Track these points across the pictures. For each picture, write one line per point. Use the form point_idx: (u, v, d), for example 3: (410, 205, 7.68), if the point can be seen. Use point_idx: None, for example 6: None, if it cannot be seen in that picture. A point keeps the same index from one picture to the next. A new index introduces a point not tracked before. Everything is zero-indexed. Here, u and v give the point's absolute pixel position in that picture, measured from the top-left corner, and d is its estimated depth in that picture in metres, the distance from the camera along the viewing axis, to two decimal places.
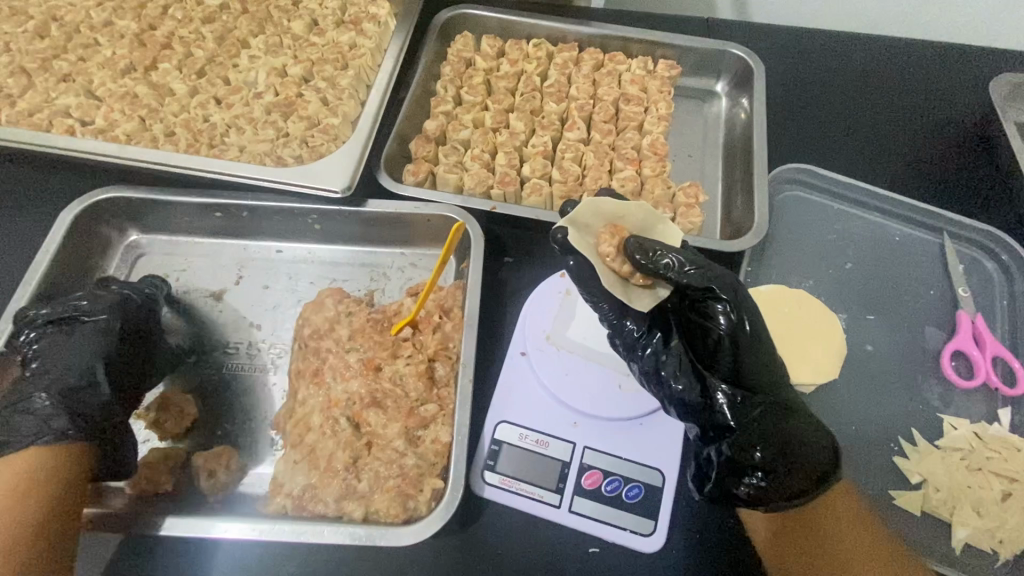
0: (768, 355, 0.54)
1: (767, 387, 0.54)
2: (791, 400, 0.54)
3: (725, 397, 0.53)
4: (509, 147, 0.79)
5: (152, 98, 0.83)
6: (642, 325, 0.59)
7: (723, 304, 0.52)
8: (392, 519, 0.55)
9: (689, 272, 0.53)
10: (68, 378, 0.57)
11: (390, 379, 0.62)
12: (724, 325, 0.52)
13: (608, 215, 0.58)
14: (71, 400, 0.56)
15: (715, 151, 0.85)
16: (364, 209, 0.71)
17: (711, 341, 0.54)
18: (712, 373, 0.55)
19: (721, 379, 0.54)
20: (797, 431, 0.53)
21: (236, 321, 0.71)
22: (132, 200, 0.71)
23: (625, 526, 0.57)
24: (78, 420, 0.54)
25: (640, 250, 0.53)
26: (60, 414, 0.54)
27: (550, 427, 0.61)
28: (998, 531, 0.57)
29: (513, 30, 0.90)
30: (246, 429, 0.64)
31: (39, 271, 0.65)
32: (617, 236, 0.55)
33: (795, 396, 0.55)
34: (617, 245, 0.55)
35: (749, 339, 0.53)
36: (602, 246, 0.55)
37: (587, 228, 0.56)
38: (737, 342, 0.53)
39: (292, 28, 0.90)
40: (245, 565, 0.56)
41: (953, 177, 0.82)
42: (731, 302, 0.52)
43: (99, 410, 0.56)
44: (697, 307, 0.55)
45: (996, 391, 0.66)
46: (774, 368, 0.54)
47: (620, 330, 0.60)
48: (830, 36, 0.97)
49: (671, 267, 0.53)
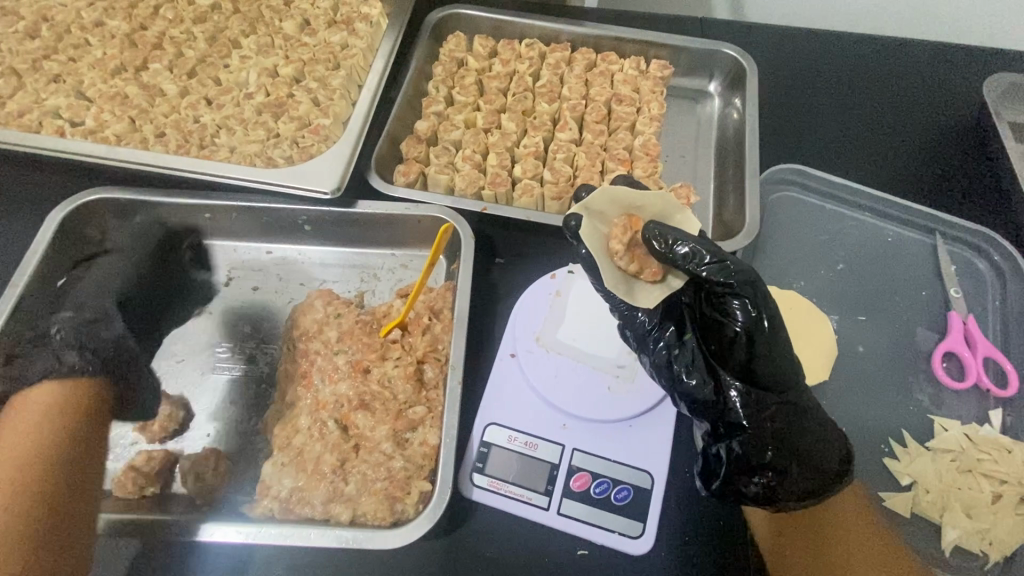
0: (786, 352, 0.54)
1: (783, 386, 0.54)
2: (805, 399, 0.55)
3: (739, 394, 0.53)
4: (501, 147, 0.79)
5: (143, 98, 0.83)
6: (654, 317, 0.59)
7: (740, 300, 0.53)
8: (379, 522, 0.54)
9: (708, 264, 0.52)
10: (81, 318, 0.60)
11: (378, 381, 0.62)
12: (741, 322, 0.53)
13: (627, 203, 0.58)
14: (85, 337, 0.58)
15: (708, 151, 0.85)
16: (353, 209, 0.70)
17: (728, 335, 0.55)
18: (726, 370, 0.55)
19: (734, 375, 0.55)
20: (810, 431, 0.54)
21: (225, 322, 0.70)
22: (122, 202, 0.71)
23: (613, 528, 0.57)
24: (88, 353, 0.57)
25: (655, 238, 0.53)
26: (75, 350, 0.56)
27: (539, 429, 0.61)
28: (988, 533, 0.57)
29: (506, 29, 0.90)
30: (236, 431, 0.63)
31: (23, 281, 0.64)
32: (629, 231, 0.55)
33: (808, 394, 0.56)
34: (629, 236, 0.55)
35: (767, 336, 0.53)
36: (614, 237, 0.55)
37: (601, 216, 0.57)
38: (754, 338, 0.53)
39: (284, 28, 0.90)
40: (232, 567, 0.56)
41: (946, 177, 0.81)
42: (750, 299, 0.52)
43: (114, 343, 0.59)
44: (714, 300, 0.56)
45: (988, 392, 0.66)
46: (790, 367, 0.54)
47: (632, 322, 0.60)
48: (824, 35, 0.96)
49: (688, 259, 0.52)
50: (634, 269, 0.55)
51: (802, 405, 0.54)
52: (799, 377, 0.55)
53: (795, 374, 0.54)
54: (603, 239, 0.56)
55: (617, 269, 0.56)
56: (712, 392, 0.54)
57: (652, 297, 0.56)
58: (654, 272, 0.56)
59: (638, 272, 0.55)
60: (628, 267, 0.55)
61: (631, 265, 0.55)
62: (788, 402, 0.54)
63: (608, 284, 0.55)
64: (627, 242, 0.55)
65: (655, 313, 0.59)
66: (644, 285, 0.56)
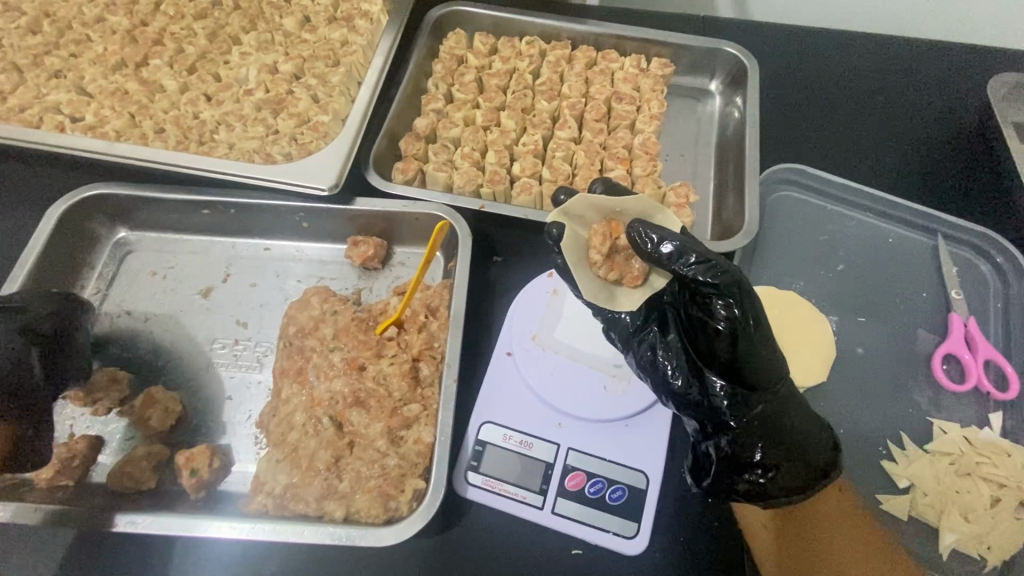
0: (773, 349, 0.52)
1: (769, 383, 0.52)
2: (791, 394, 0.54)
3: (724, 393, 0.53)
4: (500, 145, 0.79)
5: (143, 94, 0.83)
6: (637, 319, 0.59)
7: (722, 300, 0.50)
8: (373, 520, 0.55)
9: (693, 264, 0.50)
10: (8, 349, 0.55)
11: (373, 378, 0.62)
12: (723, 321, 0.50)
13: (606, 207, 0.57)
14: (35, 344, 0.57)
15: (708, 149, 0.84)
16: (351, 206, 0.71)
17: (710, 331, 0.52)
18: (711, 369, 0.54)
19: (719, 373, 0.53)
20: (795, 427, 0.53)
21: (222, 320, 0.70)
22: (123, 196, 0.71)
23: (608, 528, 0.56)
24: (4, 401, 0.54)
25: (640, 238, 0.51)
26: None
27: (534, 428, 0.61)
28: (985, 537, 0.57)
29: (507, 27, 0.90)
30: (232, 428, 0.63)
31: (17, 280, 0.65)
32: (609, 236, 0.55)
33: (795, 388, 0.55)
34: (608, 245, 0.55)
35: (751, 334, 0.50)
36: (593, 245, 0.55)
37: (582, 220, 0.57)
38: (738, 335, 0.50)
39: (284, 25, 0.90)
40: (226, 566, 0.56)
41: (949, 177, 0.81)
42: (734, 298, 0.50)
43: (10, 374, 0.55)
44: (697, 298, 0.52)
45: (988, 394, 0.65)
46: (778, 364, 0.52)
47: (617, 323, 0.60)
48: (830, 34, 0.96)
49: (671, 258, 0.50)
50: (614, 276, 0.55)
51: (787, 401, 0.54)
52: (784, 372, 0.53)
53: (780, 369, 0.52)
54: (583, 246, 0.56)
55: (597, 277, 0.56)
56: (698, 392, 0.54)
57: (634, 300, 0.56)
58: (635, 276, 0.56)
59: (618, 279, 0.56)
60: (608, 276, 0.55)
61: (611, 274, 0.55)
62: (775, 399, 0.53)
63: (588, 294, 0.55)
64: (606, 251, 0.55)
65: (639, 313, 0.59)
66: (626, 290, 0.56)
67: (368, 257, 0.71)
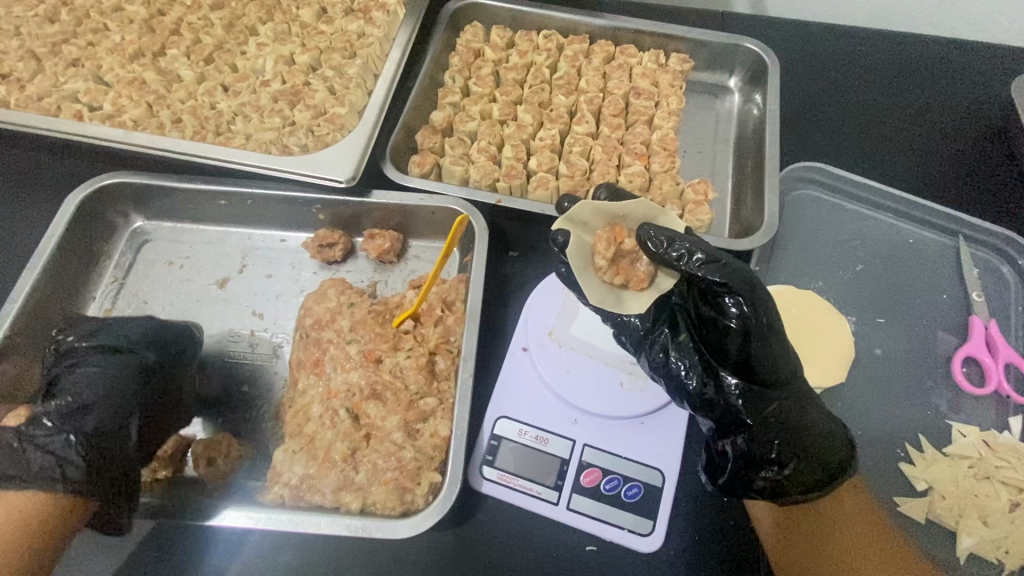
0: (785, 346, 0.52)
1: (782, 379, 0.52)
2: (805, 390, 0.54)
3: (739, 391, 0.52)
4: (516, 140, 0.79)
5: (160, 84, 0.83)
6: (646, 321, 0.58)
7: (733, 297, 0.49)
8: (390, 512, 0.55)
9: (703, 263, 0.50)
10: (107, 416, 0.55)
11: (390, 371, 0.62)
12: (735, 318, 0.50)
13: (610, 213, 0.56)
14: (97, 455, 0.52)
15: (726, 146, 0.84)
16: (368, 200, 0.70)
17: (721, 329, 0.52)
18: (723, 367, 0.53)
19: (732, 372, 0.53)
20: (810, 426, 0.53)
21: (237, 311, 0.70)
22: (141, 185, 0.71)
23: (624, 525, 0.56)
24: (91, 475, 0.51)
25: (650, 241, 0.51)
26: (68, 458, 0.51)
27: (550, 424, 0.60)
28: (1003, 541, 0.56)
29: (524, 21, 0.89)
30: (248, 417, 0.64)
31: (7, 319, 0.61)
32: (614, 240, 0.54)
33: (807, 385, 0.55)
34: (613, 250, 0.54)
35: (763, 331, 0.50)
36: (597, 250, 0.54)
37: (585, 227, 0.56)
38: (750, 333, 0.50)
39: (301, 16, 0.89)
40: (241, 556, 0.56)
41: (971, 177, 0.80)
42: (746, 297, 0.49)
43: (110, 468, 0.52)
44: (708, 297, 0.52)
45: (1007, 397, 0.65)
46: (790, 361, 0.52)
47: (625, 326, 0.59)
48: (854, 33, 0.94)
49: (684, 260, 0.50)
50: (620, 281, 0.55)
51: (800, 398, 0.53)
52: (796, 369, 0.53)
53: (792, 366, 0.52)
54: (588, 252, 0.55)
55: (602, 282, 0.55)
56: (713, 391, 0.53)
57: (641, 304, 0.55)
58: (640, 279, 0.55)
59: (624, 283, 0.55)
60: (613, 280, 0.54)
61: (616, 279, 0.54)
62: (789, 396, 0.53)
63: (593, 298, 0.54)
64: (611, 256, 0.54)
65: (648, 314, 0.58)
66: (634, 293, 0.55)
67: (383, 250, 0.71)
